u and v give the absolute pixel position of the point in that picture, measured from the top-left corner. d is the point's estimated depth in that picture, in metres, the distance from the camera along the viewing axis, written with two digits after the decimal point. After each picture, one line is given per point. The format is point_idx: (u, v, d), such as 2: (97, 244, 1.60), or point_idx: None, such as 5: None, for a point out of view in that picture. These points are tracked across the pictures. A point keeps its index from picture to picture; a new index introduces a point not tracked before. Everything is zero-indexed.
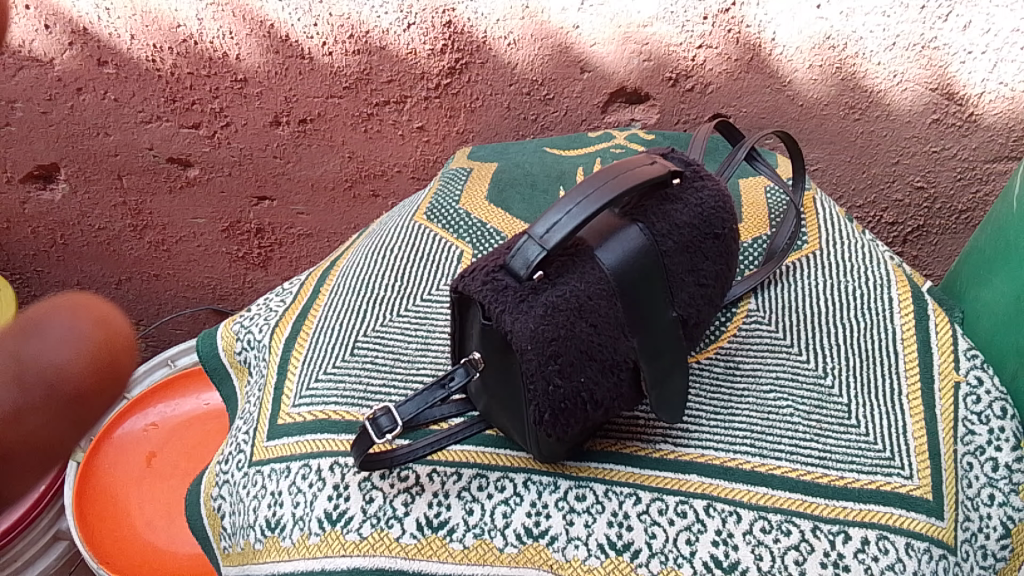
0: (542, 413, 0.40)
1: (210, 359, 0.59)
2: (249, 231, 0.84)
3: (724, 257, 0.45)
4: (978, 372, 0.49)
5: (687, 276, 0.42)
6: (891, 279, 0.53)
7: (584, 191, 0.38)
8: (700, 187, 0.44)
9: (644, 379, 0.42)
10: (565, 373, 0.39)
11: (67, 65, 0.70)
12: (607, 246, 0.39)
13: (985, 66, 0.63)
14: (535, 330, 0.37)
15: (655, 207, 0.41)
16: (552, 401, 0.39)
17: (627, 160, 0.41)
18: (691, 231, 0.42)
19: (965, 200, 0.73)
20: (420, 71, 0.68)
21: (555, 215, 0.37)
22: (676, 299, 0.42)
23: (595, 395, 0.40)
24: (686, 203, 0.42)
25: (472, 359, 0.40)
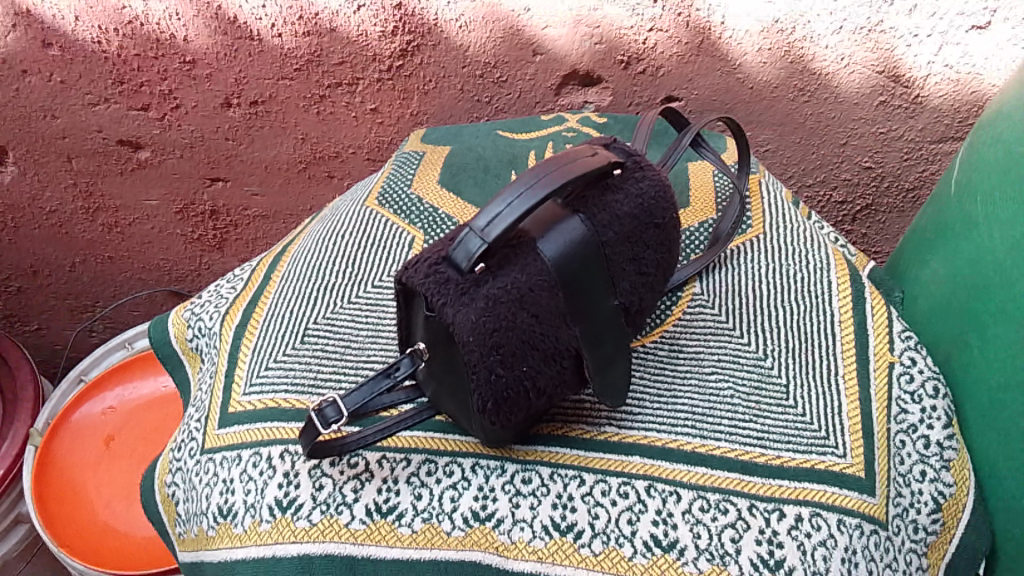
0: (485, 402, 0.40)
1: (163, 345, 0.59)
2: (205, 213, 0.84)
3: (666, 244, 0.46)
4: (911, 353, 0.51)
5: (629, 265, 0.43)
6: (831, 262, 0.55)
7: (528, 182, 0.38)
8: (640, 178, 0.44)
9: (586, 367, 0.43)
10: (507, 364, 0.40)
11: (11, 47, 0.69)
12: (548, 238, 0.40)
13: (931, 49, 0.64)
14: (477, 322, 0.38)
15: (597, 197, 0.42)
16: (495, 391, 0.40)
17: (570, 151, 0.41)
18: (632, 222, 0.43)
19: (912, 179, 0.74)
20: (371, 53, 0.67)
21: (498, 207, 0.37)
22: (618, 287, 0.43)
23: (538, 382, 0.41)
24: (626, 193, 0.43)
25: (417, 349, 0.41)
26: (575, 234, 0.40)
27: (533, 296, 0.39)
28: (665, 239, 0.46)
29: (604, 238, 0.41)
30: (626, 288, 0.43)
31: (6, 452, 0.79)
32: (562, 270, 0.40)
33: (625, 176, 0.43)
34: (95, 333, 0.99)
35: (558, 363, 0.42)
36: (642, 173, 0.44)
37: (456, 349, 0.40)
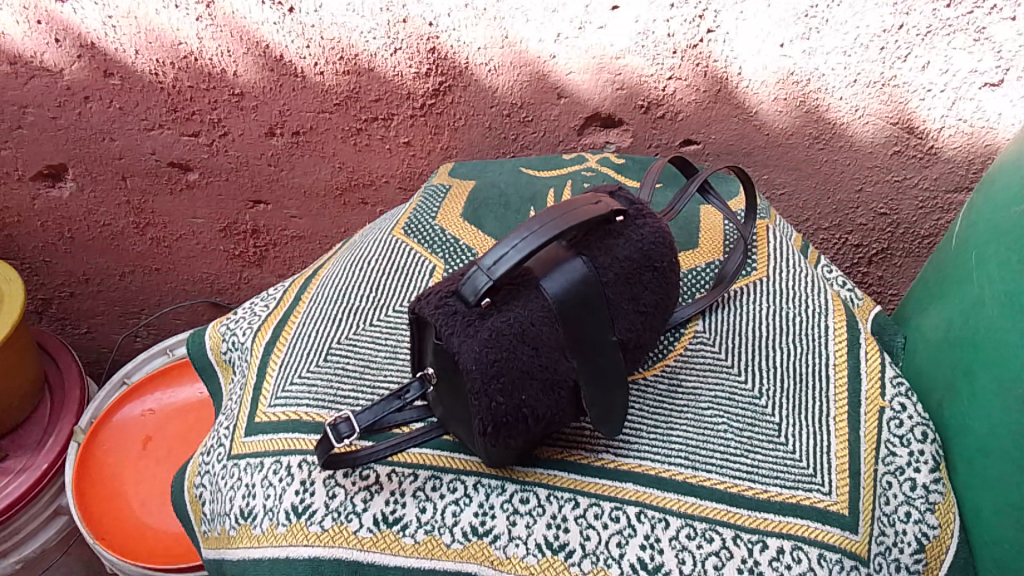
0: (486, 425, 0.43)
1: (199, 357, 0.63)
2: (247, 231, 0.89)
3: (665, 285, 0.49)
4: (902, 398, 0.53)
5: (627, 304, 0.46)
6: (830, 308, 0.57)
7: (532, 227, 0.42)
8: (642, 224, 0.48)
9: (584, 398, 0.46)
10: (508, 392, 0.43)
11: (75, 75, 0.75)
12: (551, 276, 0.43)
13: (944, 103, 0.66)
14: (479, 352, 0.41)
15: (599, 241, 0.45)
16: (495, 417, 0.43)
17: (574, 200, 0.45)
18: (630, 264, 0.46)
19: (927, 226, 0.76)
20: (406, 91, 0.72)
21: (503, 249, 0.41)
22: (616, 325, 0.46)
23: (536, 410, 0.45)
24: (626, 237, 0.47)
25: (426, 373, 0.45)
26: (575, 272, 0.44)
27: (534, 329, 0.42)
28: (663, 281, 0.49)
29: (603, 279, 0.45)
30: (623, 325, 0.46)
31: (51, 446, 0.85)
32: (563, 307, 0.43)
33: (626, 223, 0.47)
34: (140, 337, 1.04)
35: (558, 390, 0.45)
36: (643, 219, 0.48)
37: (461, 377, 0.43)
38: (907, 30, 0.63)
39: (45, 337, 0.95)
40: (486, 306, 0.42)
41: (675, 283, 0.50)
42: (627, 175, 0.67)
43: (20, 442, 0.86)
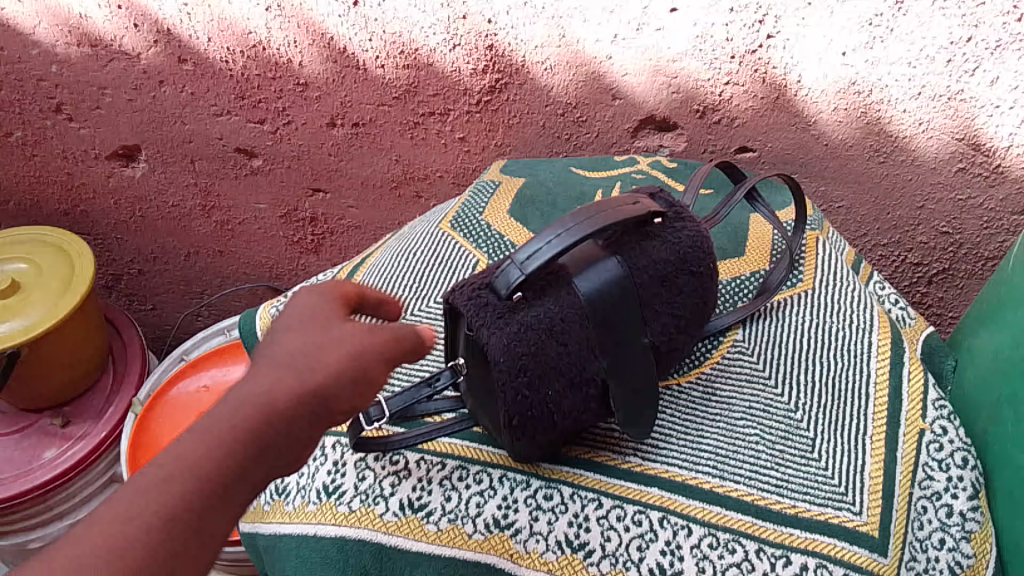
0: (512, 418, 0.44)
1: (248, 336, 0.65)
2: (306, 219, 0.91)
3: (702, 290, 0.48)
4: (943, 421, 0.51)
5: (660, 308, 0.46)
6: (875, 324, 0.56)
7: (566, 224, 0.42)
8: (679, 227, 0.48)
9: (612, 399, 0.46)
10: (535, 386, 0.43)
11: (152, 59, 0.78)
12: (584, 275, 0.44)
13: (1014, 121, 0.63)
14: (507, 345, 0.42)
15: (635, 242, 0.46)
16: (520, 410, 0.44)
17: (612, 200, 0.45)
18: (665, 267, 0.46)
19: (991, 248, 0.73)
20: (463, 87, 0.73)
21: (536, 245, 0.42)
22: (648, 328, 0.46)
23: (561, 406, 0.45)
24: (663, 240, 0.46)
25: (456, 363, 0.46)
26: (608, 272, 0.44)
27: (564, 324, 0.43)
28: (700, 286, 0.48)
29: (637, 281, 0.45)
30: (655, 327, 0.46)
31: (110, 416, 0.89)
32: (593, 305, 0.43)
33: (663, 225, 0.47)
34: (202, 317, 1.09)
35: (583, 387, 0.45)
36: (681, 222, 0.48)
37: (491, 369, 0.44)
38: (976, 43, 0.61)
39: (113, 310, 1.00)
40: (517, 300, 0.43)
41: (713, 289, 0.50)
42: (678, 180, 0.67)
43: (81, 410, 0.91)
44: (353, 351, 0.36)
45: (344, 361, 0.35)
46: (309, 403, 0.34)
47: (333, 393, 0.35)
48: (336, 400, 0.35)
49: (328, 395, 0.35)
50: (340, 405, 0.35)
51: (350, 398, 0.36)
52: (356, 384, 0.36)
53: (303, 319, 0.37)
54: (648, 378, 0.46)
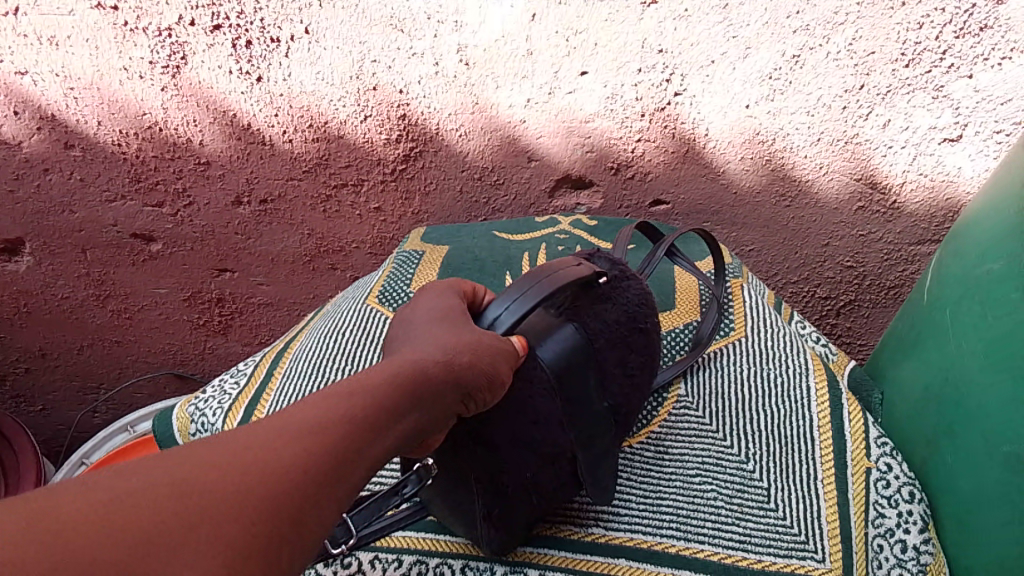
0: (492, 508, 0.43)
1: (164, 438, 0.60)
2: (212, 300, 0.87)
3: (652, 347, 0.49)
4: (887, 458, 0.52)
5: (615, 369, 0.46)
6: (809, 367, 0.57)
7: (525, 286, 0.40)
8: (627, 286, 0.47)
9: (580, 471, 0.45)
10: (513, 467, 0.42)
11: (35, 148, 0.73)
12: (544, 344, 0.42)
13: (906, 159, 0.67)
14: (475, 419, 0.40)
15: (589, 307, 0.44)
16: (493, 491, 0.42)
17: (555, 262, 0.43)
18: (617, 326, 0.45)
19: (893, 278, 0.76)
20: (376, 157, 0.72)
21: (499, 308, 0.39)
22: (605, 392, 0.45)
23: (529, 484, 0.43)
24: (612, 300, 0.46)
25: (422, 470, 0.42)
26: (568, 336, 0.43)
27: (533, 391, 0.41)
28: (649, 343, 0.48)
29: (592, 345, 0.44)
30: (609, 385, 0.45)
31: None
32: (561, 371, 0.42)
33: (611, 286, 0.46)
34: (98, 414, 1.00)
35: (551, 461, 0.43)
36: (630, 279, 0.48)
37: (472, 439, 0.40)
38: (867, 89, 0.64)
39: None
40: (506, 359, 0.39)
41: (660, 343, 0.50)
42: (600, 237, 0.67)
43: None
44: (488, 344, 0.35)
45: (486, 349, 0.35)
46: (450, 381, 0.33)
47: (471, 380, 0.34)
48: (476, 393, 0.35)
49: (472, 384, 0.34)
50: (479, 392, 0.35)
51: (486, 389, 0.35)
52: (493, 377, 0.35)
53: (438, 315, 0.37)
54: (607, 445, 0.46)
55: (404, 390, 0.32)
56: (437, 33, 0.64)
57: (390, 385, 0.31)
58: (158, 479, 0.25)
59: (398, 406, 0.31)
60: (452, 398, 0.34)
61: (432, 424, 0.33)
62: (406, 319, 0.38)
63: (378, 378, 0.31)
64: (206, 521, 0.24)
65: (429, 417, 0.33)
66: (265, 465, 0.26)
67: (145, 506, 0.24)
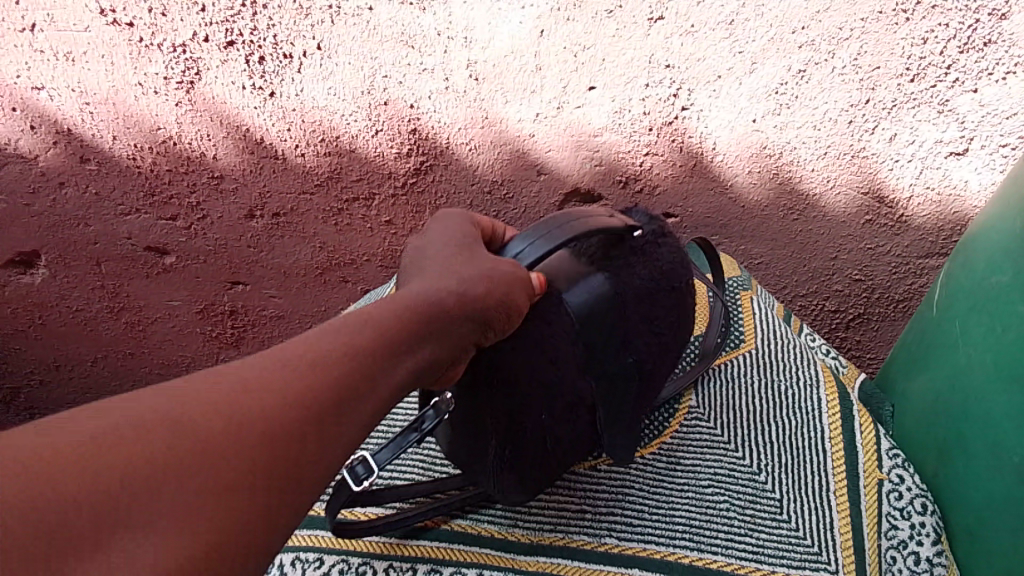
0: (504, 447, 0.43)
1: None
2: (224, 312, 0.88)
3: (673, 336, 0.48)
4: (900, 470, 0.52)
5: (642, 327, 0.45)
6: (820, 379, 0.57)
7: (547, 225, 0.41)
8: (661, 243, 0.47)
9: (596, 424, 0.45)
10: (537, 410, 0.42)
11: (50, 162, 0.76)
12: (573, 289, 0.43)
13: (912, 172, 0.67)
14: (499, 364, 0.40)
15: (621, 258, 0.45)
16: (510, 434, 0.43)
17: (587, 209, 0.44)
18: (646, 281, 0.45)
19: (901, 291, 0.76)
20: (387, 171, 0.73)
21: (520, 246, 0.41)
22: (631, 346, 0.45)
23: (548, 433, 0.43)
24: (643, 256, 0.46)
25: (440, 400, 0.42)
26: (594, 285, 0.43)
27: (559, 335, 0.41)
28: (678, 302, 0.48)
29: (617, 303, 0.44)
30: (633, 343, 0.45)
31: None
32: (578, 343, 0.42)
33: (643, 242, 0.46)
34: None
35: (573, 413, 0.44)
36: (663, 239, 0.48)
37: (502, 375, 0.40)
38: (874, 104, 0.65)
39: None
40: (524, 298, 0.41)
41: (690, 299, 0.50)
42: None
43: None
44: (501, 276, 0.37)
45: (501, 277, 0.37)
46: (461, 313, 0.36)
47: (482, 311, 0.36)
48: (490, 326, 0.37)
49: (487, 313, 0.36)
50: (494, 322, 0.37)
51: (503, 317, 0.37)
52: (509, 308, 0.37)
53: (455, 252, 0.39)
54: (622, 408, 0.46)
55: (409, 325, 0.34)
56: (447, 50, 0.65)
57: (399, 321, 0.34)
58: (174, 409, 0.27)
59: (401, 342, 0.33)
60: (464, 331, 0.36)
61: (441, 360, 0.36)
62: (423, 252, 0.40)
63: (390, 313, 0.34)
64: (201, 457, 0.26)
65: (437, 350, 0.35)
66: (265, 395, 0.29)
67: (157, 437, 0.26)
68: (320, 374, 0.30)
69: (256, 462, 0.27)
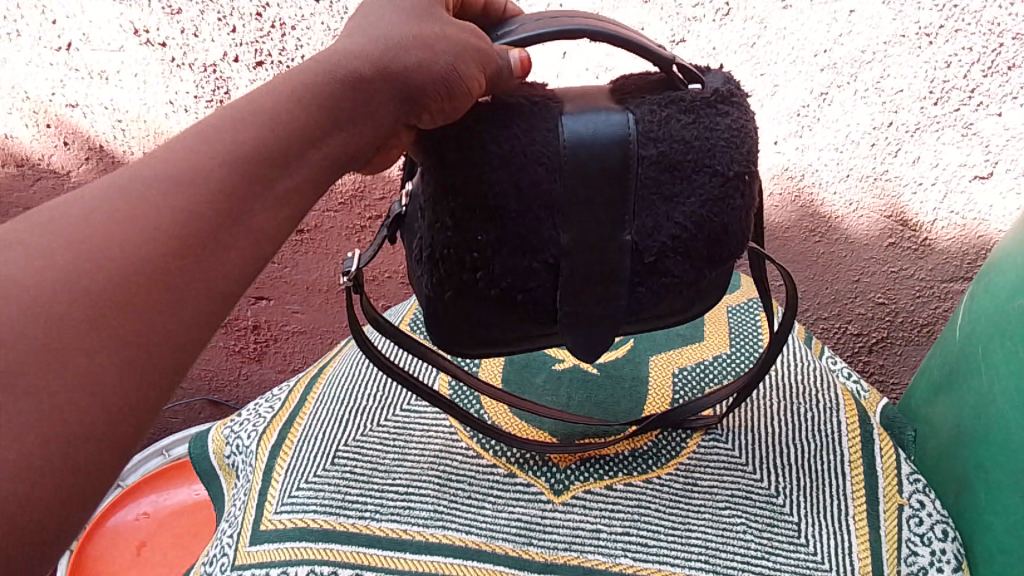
0: (444, 288, 0.40)
1: (201, 460, 0.63)
2: (247, 327, 0.89)
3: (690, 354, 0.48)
4: (920, 495, 0.51)
5: (660, 204, 0.39)
6: (840, 402, 0.57)
7: (548, 16, 0.39)
8: (719, 113, 0.40)
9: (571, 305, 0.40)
10: (481, 261, 0.39)
11: (82, 177, 0.79)
12: (578, 118, 0.38)
13: (936, 197, 0.67)
14: (451, 187, 0.38)
15: (656, 110, 0.39)
16: (456, 280, 0.40)
17: (623, 27, 0.39)
18: (686, 149, 0.39)
19: (925, 315, 0.74)
20: None
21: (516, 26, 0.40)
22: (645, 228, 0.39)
23: (507, 281, 0.40)
24: (695, 121, 0.39)
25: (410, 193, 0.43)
26: (615, 133, 0.38)
27: (539, 191, 0.38)
28: (729, 191, 0.40)
29: (635, 167, 0.38)
30: (644, 222, 0.39)
31: None
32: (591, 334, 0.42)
33: (701, 103, 0.39)
34: None
35: (531, 287, 0.40)
36: (728, 105, 0.40)
37: (458, 193, 0.38)
38: (896, 127, 0.66)
39: None
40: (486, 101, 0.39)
41: (754, 190, 0.42)
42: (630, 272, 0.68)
43: None
44: (448, 47, 0.35)
45: (447, 50, 0.35)
46: (389, 85, 0.34)
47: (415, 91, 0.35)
48: (424, 106, 0.35)
49: (420, 87, 0.35)
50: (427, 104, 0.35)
51: (437, 100, 0.35)
52: (445, 88, 0.35)
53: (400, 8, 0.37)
54: (611, 308, 0.41)
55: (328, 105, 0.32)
56: None
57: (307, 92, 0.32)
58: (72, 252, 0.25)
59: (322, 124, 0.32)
60: (389, 111, 0.35)
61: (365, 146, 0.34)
62: (377, 8, 0.37)
63: (308, 83, 0.32)
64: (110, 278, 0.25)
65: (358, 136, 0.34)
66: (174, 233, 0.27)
67: (40, 286, 0.24)
68: (223, 171, 0.29)
69: (173, 302, 0.26)
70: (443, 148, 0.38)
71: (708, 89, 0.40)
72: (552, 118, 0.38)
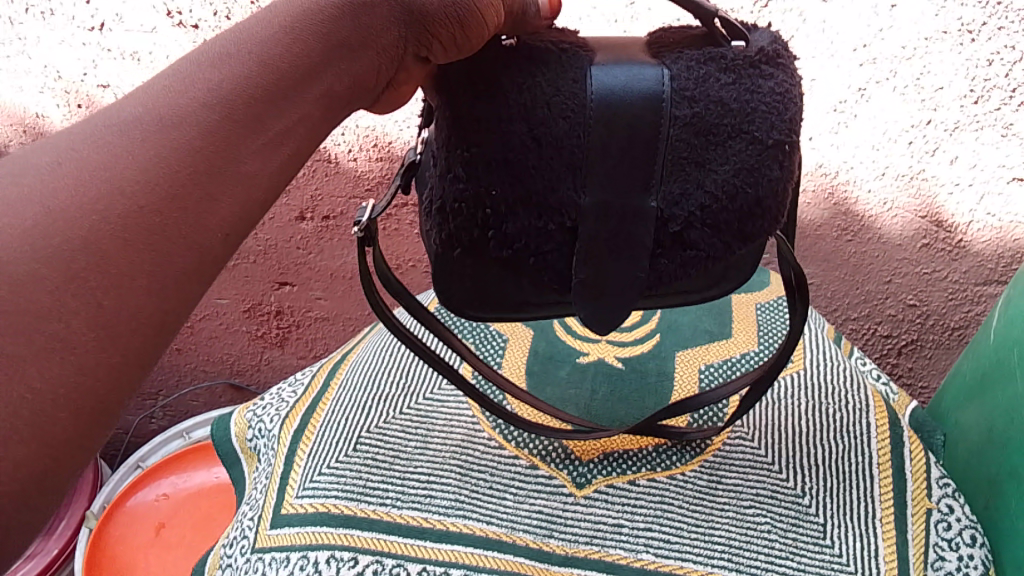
0: (453, 244, 0.40)
1: (223, 443, 0.63)
2: (270, 312, 0.89)
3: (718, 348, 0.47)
4: (949, 500, 0.50)
5: (692, 170, 0.38)
6: (870, 404, 0.56)
7: None
8: (764, 76, 0.39)
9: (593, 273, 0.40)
10: (493, 219, 0.39)
11: None
12: (608, 70, 0.38)
13: (973, 198, 0.67)
14: (465, 138, 0.37)
15: (694, 69, 0.38)
16: (468, 237, 0.40)
17: None
18: (723, 112, 0.38)
19: (957, 318, 0.72)
20: None
21: None
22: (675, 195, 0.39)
23: (519, 241, 0.39)
24: (735, 81, 0.38)
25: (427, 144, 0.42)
26: (649, 87, 0.38)
27: (562, 145, 0.37)
28: (765, 160, 0.39)
29: (668, 126, 0.38)
30: (672, 189, 0.39)
31: (62, 531, 0.81)
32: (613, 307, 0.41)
33: (743, 62, 0.38)
34: (154, 421, 1.00)
35: (545, 250, 0.40)
36: (773, 67, 0.39)
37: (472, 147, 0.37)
38: (935, 125, 0.65)
39: None
40: (510, 46, 0.38)
41: (794, 164, 0.40)
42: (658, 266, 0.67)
43: None
44: None
45: None
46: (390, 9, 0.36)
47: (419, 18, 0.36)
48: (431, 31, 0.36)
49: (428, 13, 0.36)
50: (437, 30, 0.36)
51: (448, 27, 0.36)
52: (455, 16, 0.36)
53: None
54: (631, 280, 0.40)
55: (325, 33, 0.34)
56: None
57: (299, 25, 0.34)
58: (81, 195, 0.27)
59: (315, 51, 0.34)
60: (394, 38, 0.37)
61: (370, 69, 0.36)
62: None
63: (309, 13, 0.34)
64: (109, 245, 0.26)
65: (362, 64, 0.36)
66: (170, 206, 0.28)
67: None
68: (211, 115, 0.30)
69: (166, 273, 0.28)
70: (455, 88, 0.37)
71: (752, 48, 0.39)
72: (583, 70, 0.38)
